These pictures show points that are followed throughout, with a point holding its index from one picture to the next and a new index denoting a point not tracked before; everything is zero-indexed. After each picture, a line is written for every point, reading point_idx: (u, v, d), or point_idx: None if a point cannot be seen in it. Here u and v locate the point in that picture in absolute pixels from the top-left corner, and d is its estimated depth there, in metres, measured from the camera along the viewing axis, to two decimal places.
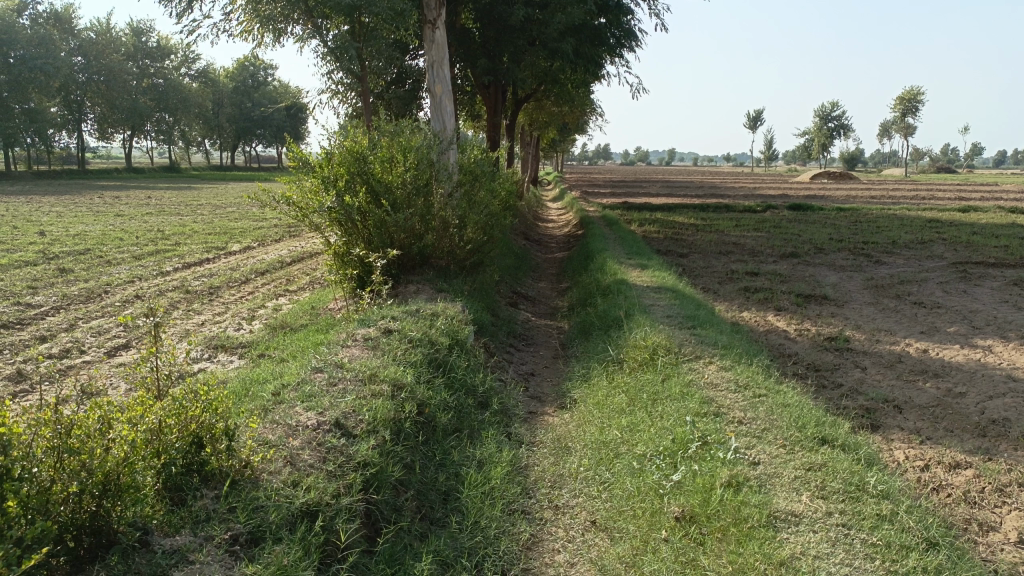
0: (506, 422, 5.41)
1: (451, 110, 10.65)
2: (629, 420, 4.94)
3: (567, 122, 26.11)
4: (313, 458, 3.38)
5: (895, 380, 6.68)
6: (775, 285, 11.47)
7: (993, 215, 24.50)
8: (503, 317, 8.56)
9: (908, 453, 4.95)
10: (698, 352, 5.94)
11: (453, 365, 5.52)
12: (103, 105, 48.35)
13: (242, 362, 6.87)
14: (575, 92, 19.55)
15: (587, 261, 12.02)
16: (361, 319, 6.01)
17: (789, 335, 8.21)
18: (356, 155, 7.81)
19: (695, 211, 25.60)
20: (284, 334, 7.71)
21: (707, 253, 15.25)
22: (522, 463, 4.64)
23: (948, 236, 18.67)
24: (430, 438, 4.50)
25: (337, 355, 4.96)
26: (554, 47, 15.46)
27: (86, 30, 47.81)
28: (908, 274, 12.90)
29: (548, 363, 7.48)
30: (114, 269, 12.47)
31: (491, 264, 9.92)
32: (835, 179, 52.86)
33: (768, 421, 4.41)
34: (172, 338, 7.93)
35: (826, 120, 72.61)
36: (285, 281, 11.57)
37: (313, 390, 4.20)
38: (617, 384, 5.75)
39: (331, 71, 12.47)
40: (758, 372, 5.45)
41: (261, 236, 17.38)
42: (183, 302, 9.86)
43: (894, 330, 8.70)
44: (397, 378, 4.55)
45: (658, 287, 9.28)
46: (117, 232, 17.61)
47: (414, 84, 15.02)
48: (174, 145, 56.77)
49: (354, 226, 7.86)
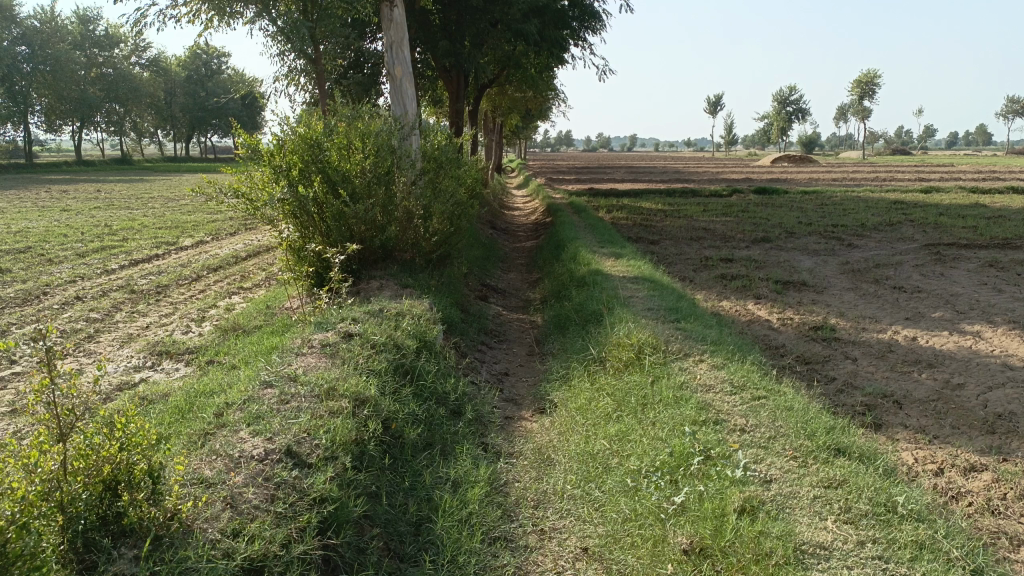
0: (482, 432, 4.93)
1: (412, 94, 10.04)
2: (616, 428, 4.48)
3: (531, 108, 25.65)
4: (258, 497, 2.87)
5: (889, 371, 6.33)
6: (751, 271, 11.13)
7: (956, 195, 24.62)
8: (472, 312, 8.06)
9: (917, 455, 4.57)
10: (686, 349, 5.50)
11: (421, 372, 5.00)
12: (50, 96, 46.42)
13: (189, 371, 6.29)
14: (539, 76, 19.00)
15: (558, 250, 11.55)
16: (318, 322, 5.46)
17: (773, 325, 7.84)
18: (310, 143, 7.20)
19: (662, 196, 25.25)
20: (235, 337, 7.12)
21: (678, 240, 14.89)
22: (502, 479, 4.16)
23: (916, 218, 18.56)
24: (397, 457, 3.99)
25: (290, 366, 4.40)
26: (517, 29, 14.93)
27: (29, 19, 45.87)
28: (883, 257, 12.67)
29: (522, 362, 6.99)
30: (55, 268, 11.67)
31: (458, 256, 9.40)
32: (796, 164, 53.14)
33: (773, 428, 3.99)
34: (112, 344, 7.29)
35: (786, 105, 73.12)
36: (239, 278, 10.93)
37: (261, 409, 3.65)
38: (600, 387, 5.29)
39: (285, 55, 11.78)
40: (753, 371, 5.03)
41: (215, 229, 16.59)
42: (128, 303, 9.17)
43: (879, 317, 8.39)
44: (358, 392, 4.02)
45: (634, 276, 8.85)
46: (61, 227, 16.66)
47: (373, 69, 14.36)
48: (126, 137, 54.93)
49: (310, 218, 7.28)
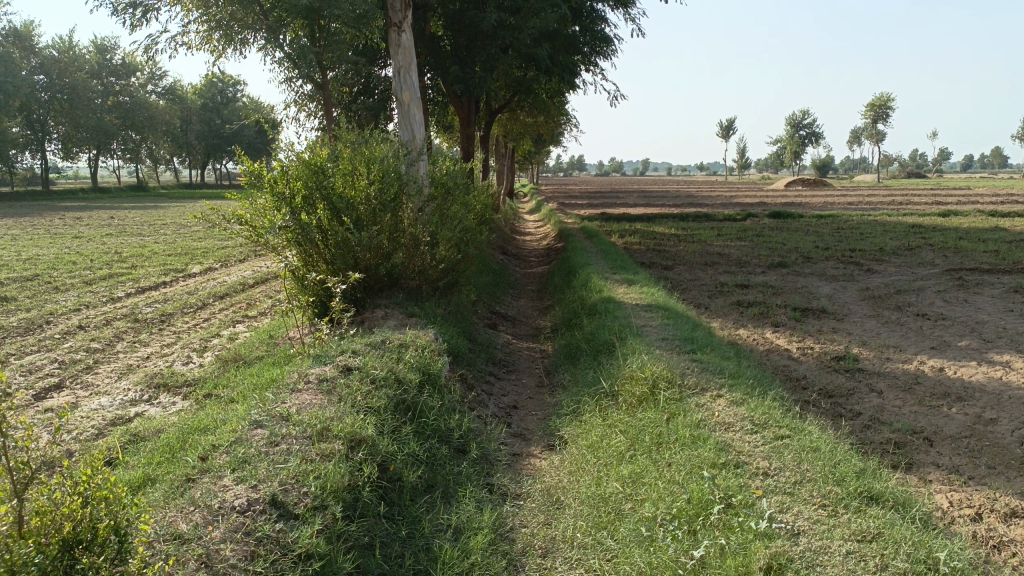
0: (488, 472, 4.66)
1: (420, 119, 9.89)
2: (630, 470, 4.21)
3: (542, 133, 25.58)
4: (236, 555, 2.62)
5: (917, 405, 6.02)
6: (768, 298, 10.85)
7: (973, 219, 24.24)
8: (481, 341, 7.81)
9: (952, 499, 4.26)
10: (703, 383, 5.22)
11: (423, 408, 4.75)
12: (68, 124, 46.98)
13: (186, 404, 6.07)
14: (550, 101, 18.89)
15: (569, 277, 11.31)
16: (316, 354, 5.23)
17: (792, 355, 7.54)
18: (314, 169, 7.02)
19: (675, 221, 25.01)
20: (236, 368, 6.90)
21: (692, 265, 14.63)
22: (508, 525, 3.89)
23: (935, 241, 18.21)
24: (394, 503, 3.73)
25: (283, 403, 4.17)
26: (527, 54, 14.85)
27: (48, 48, 46.62)
28: (903, 283, 12.33)
29: (532, 394, 6.73)
30: (60, 296, 11.55)
31: (466, 284, 9.18)
32: (809, 187, 52.84)
33: (798, 471, 3.71)
34: (110, 376, 7.10)
35: (798, 129, 72.97)
36: (245, 305, 10.75)
37: (247, 452, 3.41)
38: (613, 423, 5.02)
39: (293, 81, 11.71)
40: (774, 407, 4.75)
41: (225, 256, 16.50)
42: (130, 332, 9.00)
43: (903, 346, 8.07)
44: (353, 432, 3.78)
45: (648, 304, 8.59)
46: (71, 255, 16.62)
47: (383, 95, 14.29)
48: (142, 164, 55.51)
49: (313, 246, 7.09)
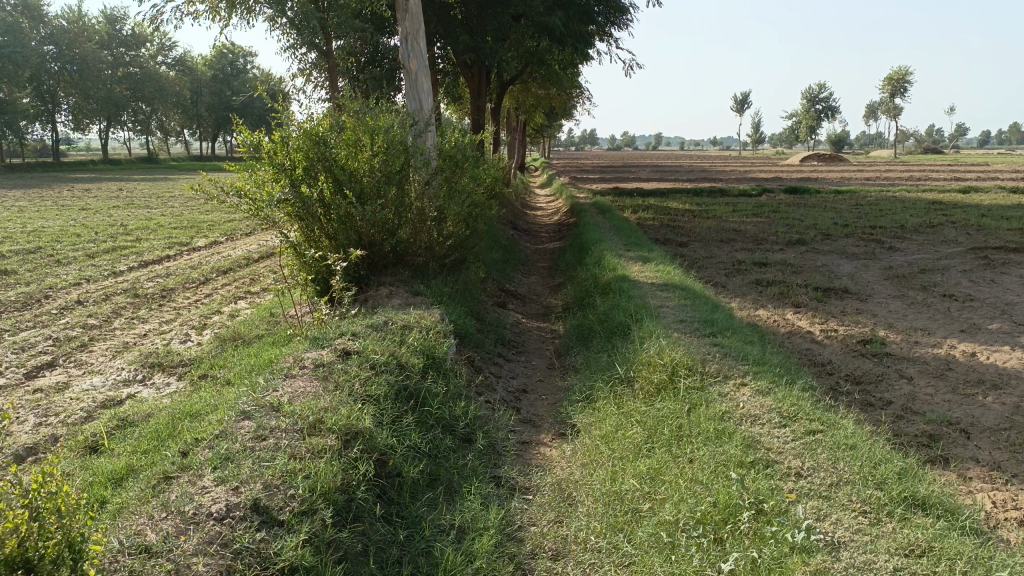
0: (495, 463, 4.37)
1: (428, 88, 9.47)
2: (648, 465, 3.91)
3: (554, 106, 25.07)
4: (209, 571, 2.36)
5: (950, 394, 5.68)
6: (788, 277, 10.46)
7: (996, 195, 23.60)
8: (489, 320, 7.51)
9: (995, 499, 3.92)
10: (725, 370, 4.89)
11: (426, 395, 4.44)
12: (78, 96, 46.64)
13: (180, 386, 5.81)
14: (563, 73, 18.39)
15: (582, 253, 10.95)
16: (314, 337, 4.92)
17: (816, 339, 7.19)
18: (315, 139, 6.66)
19: (688, 196, 24.50)
20: (234, 348, 6.62)
21: (708, 242, 14.24)
22: (515, 524, 3.60)
23: (957, 219, 17.69)
24: (393, 501, 3.45)
25: (275, 391, 3.87)
26: (540, 23, 14.39)
27: (57, 19, 46.21)
28: (928, 262, 11.91)
29: (542, 377, 6.43)
30: (61, 269, 11.32)
31: (474, 260, 8.84)
32: (826, 163, 51.96)
33: (834, 472, 3.40)
34: (105, 355, 6.83)
35: (814, 103, 71.78)
36: (248, 281, 10.46)
37: (231, 448, 3.13)
38: (629, 412, 4.71)
39: (296, 49, 11.33)
40: (802, 397, 4.42)
41: (230, 229, 16.20)
42: (129, 309, 8.75)
43: (932, 329, 7.70)
44: (349, 424, 3.47)
45: (664, 283, 8.24)
46: (76, 227, 16.37)
47: (391, 65, 13.87)
48: (152, 136, 55.19)
49: (314, 221, 6.76)
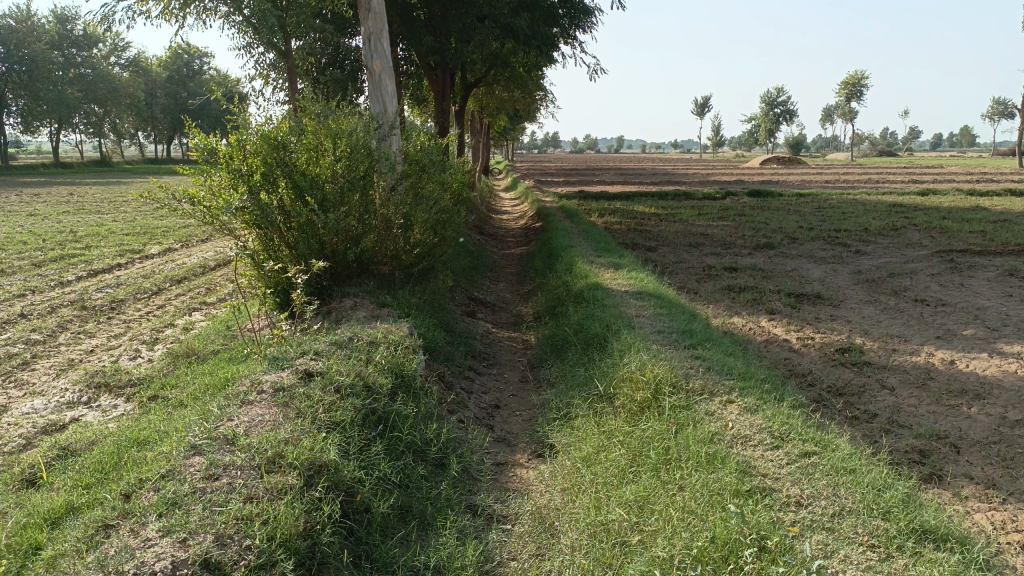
0: (470, 490, 4.10)
1: (392, 90, 9.14)
2: (635, 492, 3.65)
3: (518, 109, 24.85)
4: None
5: (933, 405, 5.54)
6: (759, 282, 10.35)
7: (954, 198, 23.93)
8: (458, 331, 7.22)
9: (994, 520, 3.75)
10: (710, 387, 4.67)
11: (396, 419, 4.14)
12: (27, 97, 45.17)
13: (129, 408, 5.42)
14: (527, 75, 18.19)
15: (551, 259, 10.72)
16: (273, 356, 4.58)
17: (793, 347, 7.04)
18: (274, 143, 6.32)
19: (654, 199, 24.44)
20: (188, 365, 6.23)
21: (676, 246, 14.12)
22: (495, 560, 3.32)
23: (919, 222, 17.86)
24: (361, 543, 3.15)
25: (230, 420, 3.53)
26: (505, 24, 14.14)
27: (4, 18, 44.76)
28: (895, 265, 11.92)
29: (515, 391, 6.16)
30: (5, 280, 10.74)
31: (442, 269, 8.54)
32: (786, 166, 52.53)
33: (836, 502, 3.19)
34: (47, 374, 6.37)
35: (772, 107, 72.67)
36: (204, 291, 10.01)
37: (179, 491, 2.80)
38: (611, 432, 4.47)
39: (252, 49, 10.90)
40: (792, 415, 4.23)
41: (186, 236, 15.64)
42: (76, 322, 8.26)
43: (908, 336, 7.60)
44: (312, 457, 3.16)
45: (638, 291, 8.02)
46: (23, 234, 15.68)
47: (353, 66, 13.51)
48: (105, 138, 53.74)
49: (273, 229, 6.41)
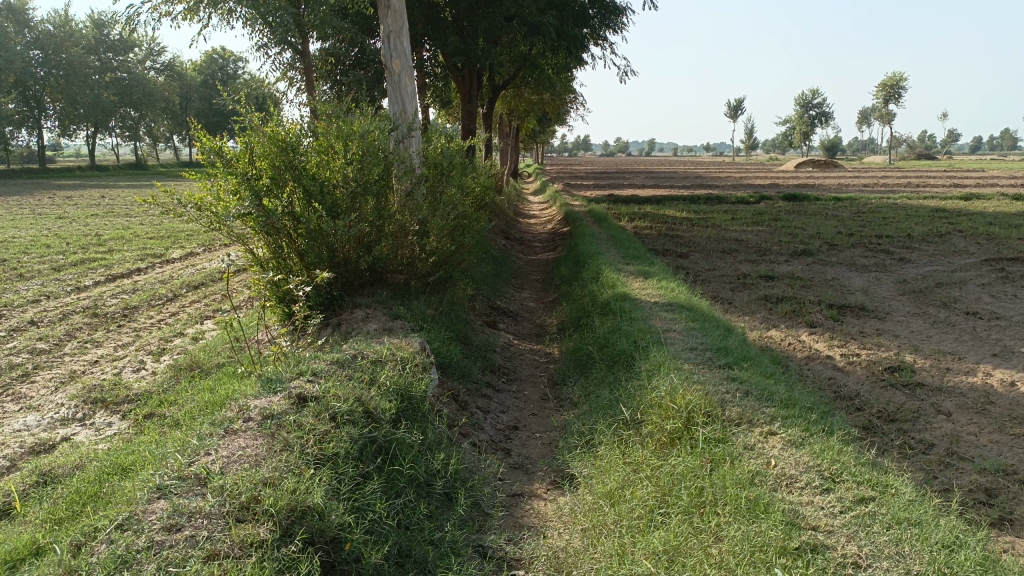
0: (480, 530, 3.67)
1: (412, 91, 8.77)
2: (667, 540, 3.17)
3: (547, 111, 24.41)
4: None
5: (996, 433, 5.00)
6: (797, 292, 9.79)
7: (999, 202, 23.01)
8: (477, 344, 6.81)
9: None
10: (748, 416, 4.22)
11: (398, 450, 3.74)
12: (64, 102, 45.72)
13: (122, 427, 5.10)
14: (556, 76, 17.77)
15: (577, 266, 10.28)
16: (267, 378, 4.20)
17: (837, 366, 6.52)
18: (283, 145, 5.97)
19: (686, 203, 23.85)
20: (190, 379, 5.89)
21: (709, 252, 13.60)
22: None
23: (964, 227, 17.09)
24: None
25: (207, 456, 3.15)
26: (533, 23, 13.74)
27: (43, 23, 45.38)
28: (942, 274, 11.28)
29: (535, 411, 5.73)
30: (23, 285, 10.58)
31: (462, 277, 8.13)
32: (821, 169, 51.43)
33: (899, 563, 2.73)
34: (46, 387, 6.08)
35: (807, 109, 71.23)
36: (219, 298, 9.73)
37: (131, 546, 2.45)
38: (637, 465, 4.01)
39: (270, 48, 10.64)
40: (842, 451, 3.76)
41: (208, 240, 15.43)
42: (85, 330, 8.01)
43: (962, 354, 7.02)
44: (292, 503, 2.79)
45: (668, 302, 7.55)
46: (49, 237, 15.60)
47: (376, 67, 13.21)
48: (140, 142, 54.27)
49: (279, 235, 6.04)
